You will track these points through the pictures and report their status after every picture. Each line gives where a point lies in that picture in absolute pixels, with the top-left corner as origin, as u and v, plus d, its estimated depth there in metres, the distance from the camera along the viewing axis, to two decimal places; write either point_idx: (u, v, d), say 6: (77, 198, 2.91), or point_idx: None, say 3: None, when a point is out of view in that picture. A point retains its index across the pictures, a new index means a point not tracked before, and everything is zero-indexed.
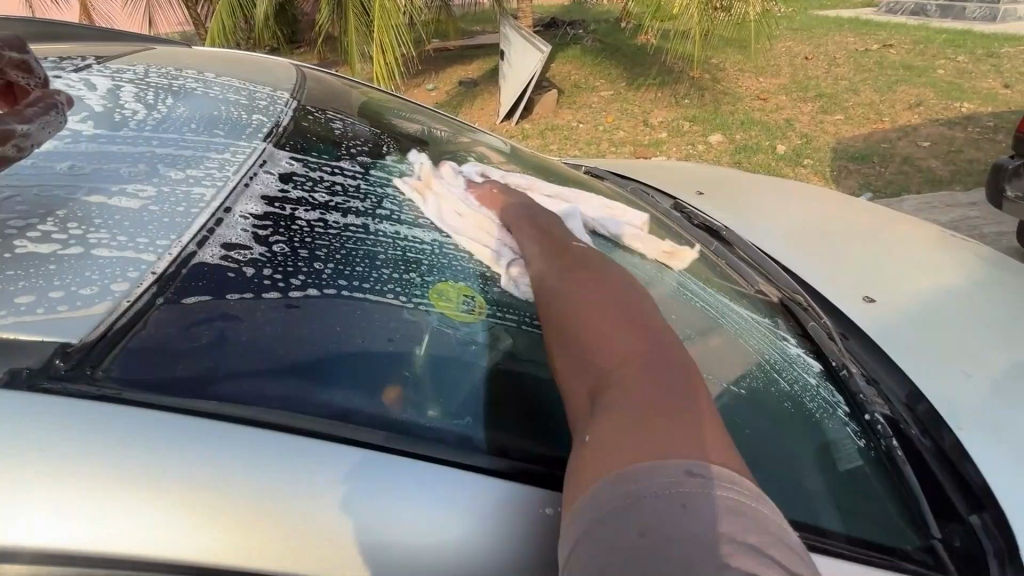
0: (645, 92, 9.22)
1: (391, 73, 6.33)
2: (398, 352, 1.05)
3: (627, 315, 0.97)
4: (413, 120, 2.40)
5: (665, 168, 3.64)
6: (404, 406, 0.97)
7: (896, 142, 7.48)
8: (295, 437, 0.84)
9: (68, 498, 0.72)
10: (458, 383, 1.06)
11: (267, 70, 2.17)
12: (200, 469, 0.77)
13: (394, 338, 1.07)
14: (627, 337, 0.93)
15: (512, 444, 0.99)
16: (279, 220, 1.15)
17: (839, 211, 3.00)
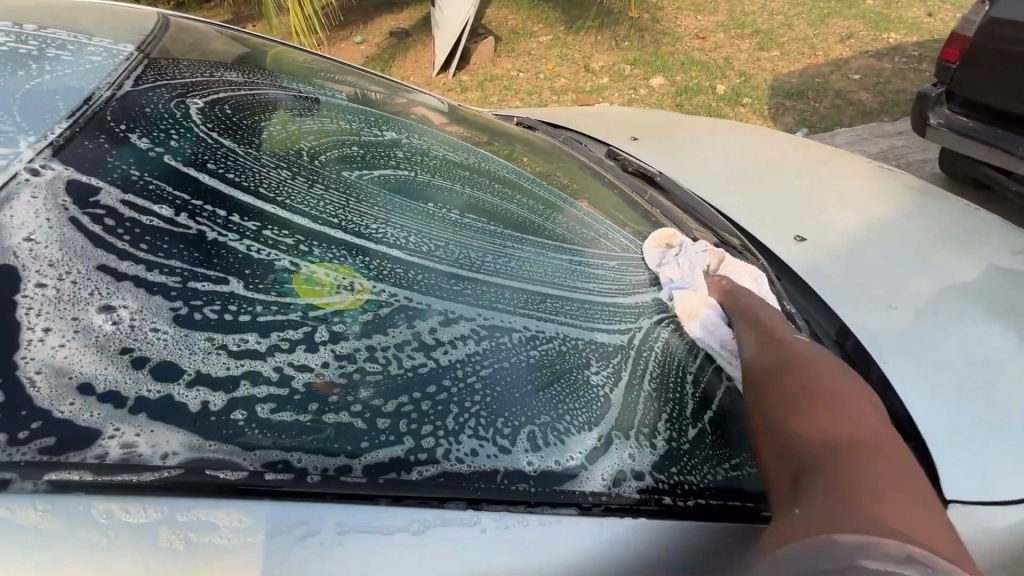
0: (584, 35, 8.88)
1: (311, 26, 5.77)
2: (280, 364, 0.76)
3: (841, 388, 0.93)
4: (342, 82, 2.10)
5: (603, 114, 3.46)
6: (276, 434, 0.71)
7: (830, 76, 7.54)
8: (114, 495, 0.64)
9: None
10: (371, 396, 0.77)
11: (117, 19, 1.82)
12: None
13: (271, 346, 0.77)
14: (833, 398, 0.90)
15: (425, 468, 0.75)
16: (104, 215, 0.86)
17: (776, 150, 2.94)
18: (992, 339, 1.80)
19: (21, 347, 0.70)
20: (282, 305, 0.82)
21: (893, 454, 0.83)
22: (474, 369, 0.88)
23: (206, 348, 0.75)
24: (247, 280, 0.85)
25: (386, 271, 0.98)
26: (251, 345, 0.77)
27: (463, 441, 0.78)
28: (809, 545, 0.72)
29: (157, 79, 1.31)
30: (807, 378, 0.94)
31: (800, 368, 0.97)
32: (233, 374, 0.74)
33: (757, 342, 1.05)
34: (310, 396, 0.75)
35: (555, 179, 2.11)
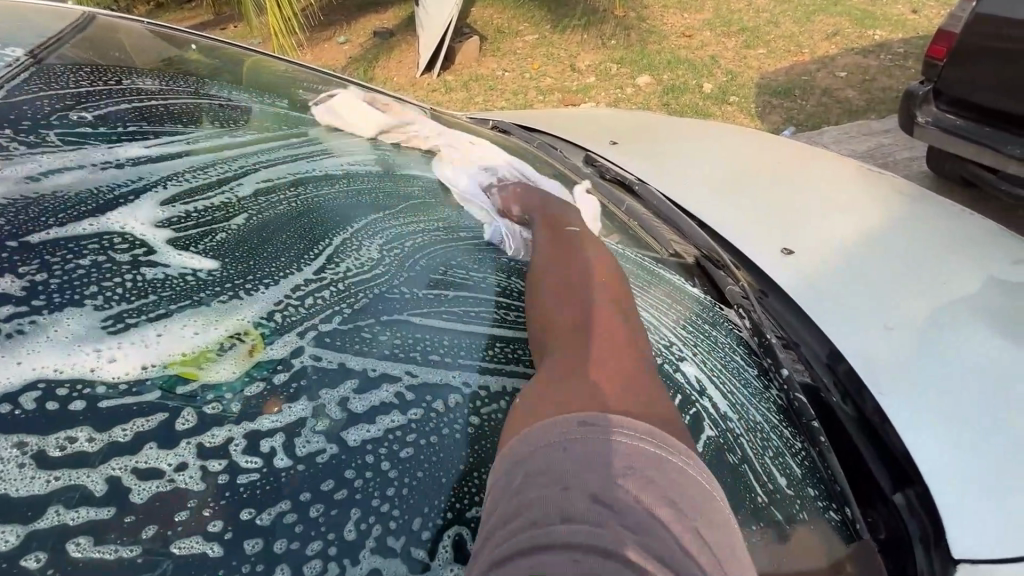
0: (569, 35, 8.74)
1: (289, 28, 5.58)
2: (115, 471, 0.57)
3: (613, 308, 0.87)
4: (327, 94, 1.95)
5: (584, 116, 3.32)
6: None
7: (817, 74, 7.45)
8: None
9: None
10: (239, 507, 0.59)
11: (26, 20, 1.62)
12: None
13: (106, 444, 0.59)
14: (598, 315, 0.84)
15: None
16: None
17: (760, 153, 2.80)
18: (998, 358, 1.64)
19: None
20: (138, 386, 0.65)
21: (633, 358, 0.77)
22: (391, 454, 0.70)
23: (8, 458, 0.56)
24: (91, 352, 0.66)
25: (288, 323, 0.80)
26: (80, 448, 0.58)
27: (363, 561, 0.60)
28: (532, 429, 0.62)
29: (43, 88, 1.12)
30: (584, 292, 0.90)
31: (580, 286, 0.92)
32: (41, 495, 0.55)
33: (564, 260, 1.01)
34: (153, 516, 0.56)
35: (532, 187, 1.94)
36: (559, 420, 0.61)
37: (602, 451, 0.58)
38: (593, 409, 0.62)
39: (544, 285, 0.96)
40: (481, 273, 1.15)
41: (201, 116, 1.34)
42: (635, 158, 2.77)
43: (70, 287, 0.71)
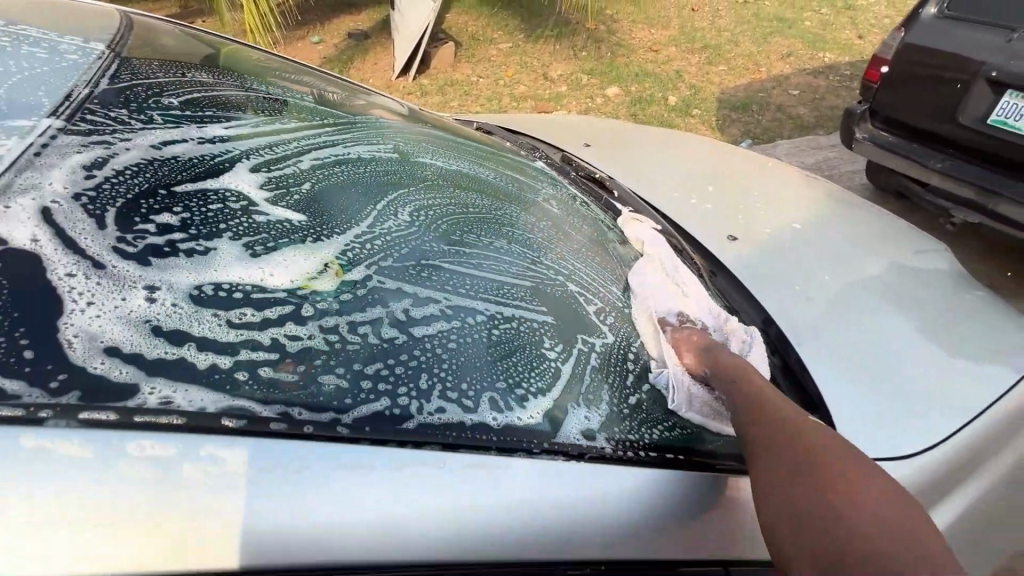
0: (543, 45, 9.16)
1: (268, 27, 5.75)
2: (274, 332, 0.84)
3: (845, 457, 1.00)
4: (303, 84, 2.19)
5: (561, 122, 3.67)
6: (268, 391, 0.78)
7: (771, 91, 8.07)
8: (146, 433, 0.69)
9: None
10: (352, 360, 0.87)
11: (77, 15, 1.82)
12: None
13: (262, 317, 0.85)
14: (843, 480, 0.96)
15: (401, 419, 0.85)
16: (101, 196, 0.91)
17: (713, 158, 3.22)
18: (893, 323, 2.06)
19: (61, 315, 0.74)
20: (278, 284, 0.91)
21: (889, 522, 0.89)
22: (441, 344, 0.99)
23: (210, 320, 0.81)
24: (244, 262, 0.91)
25: (358, 258, 1.09)
26: (249, 318, 0.84)
27: (433, 400, 0.89)
28: None
29: (134, 78, 1.36)
30: (811, 447, 1.01)
31: (811, 445, 1.02)
32: (234, 341, 0.81)
33: (764, 406, 1.10)
34: (306, 358, 0.84)
35: (517, 178, 2.27)
36: None
37: None
38: None
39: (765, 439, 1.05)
40: (488, 238, 1.46)
41: (253, 105, 1.61)
42: (607, 160, 3.13)
43: (210, 220, 0.97)
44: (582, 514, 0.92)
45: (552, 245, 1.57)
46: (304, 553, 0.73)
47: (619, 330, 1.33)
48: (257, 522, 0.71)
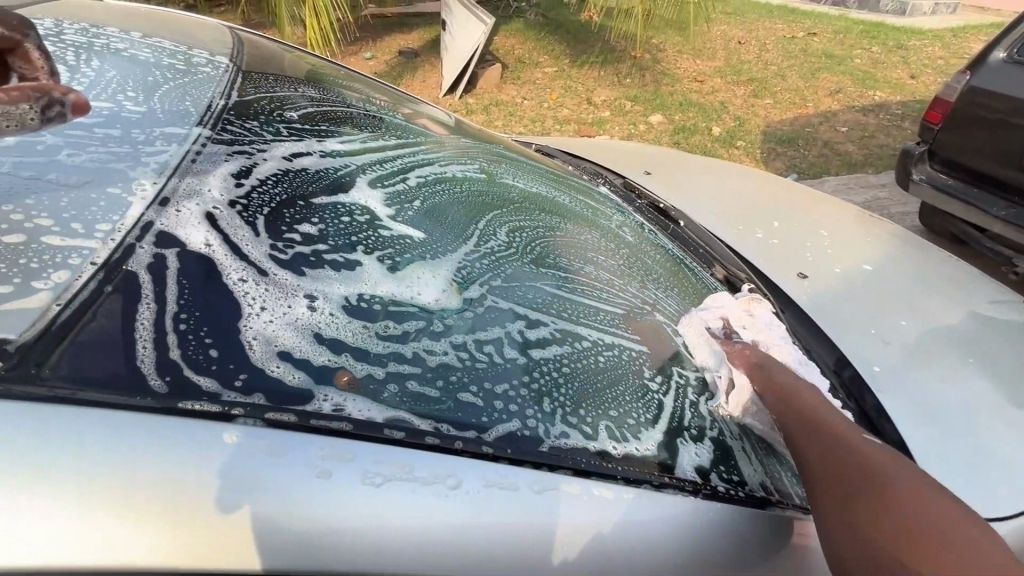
0: (588, 71, 9.27)
1: (327, 41, 5.98)
2: (415, 347, 0.88)
3: (885, 458, 0.98)
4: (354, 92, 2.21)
5: (618, 149, 3.69)
6: (414, 405, 0.81)
7: (819, 127, 7.96)
8: (314, 435, 0.72)
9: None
10: (483, 379, 0.89)
11: (194, 29, 1.94)
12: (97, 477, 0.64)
13: (403, 331, 0.89)
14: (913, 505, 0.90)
15: (532, 442, 0.86)
16: (255, 204, 0.97)
17: (776, 192, 3.18)
18: (976, 375, 1.98)
19: (242, 317, 0.80)
20: (414, 300, 0.94)
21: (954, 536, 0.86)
22: (558, 367, 1.00)
23: (359, 331, 0.85)
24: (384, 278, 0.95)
25: (476, 276, 1.11)
26: (393, 331, 0.88)
27: (556, 424, 0.90)
28: None
29: (258, 92, 1.44)
30: (855, 457, 0.98)
31: (871, 472, 0.96)
32: (383, 353, 0.85)
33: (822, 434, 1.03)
34: (445, 375, 0.86)
35: (588, 204, 2.30)
36: None
37: None
38: None
39: (822, 470, 0.99)
40: (580, 263, 1.47)
41: (356, 121, 1.68)
42: (667, 188, 3.13)
43: (347, 231, 1.02)
44: (673, 546, 0.89)
45: (639, 275, 1.57)
46: (387, 556, 0.71)
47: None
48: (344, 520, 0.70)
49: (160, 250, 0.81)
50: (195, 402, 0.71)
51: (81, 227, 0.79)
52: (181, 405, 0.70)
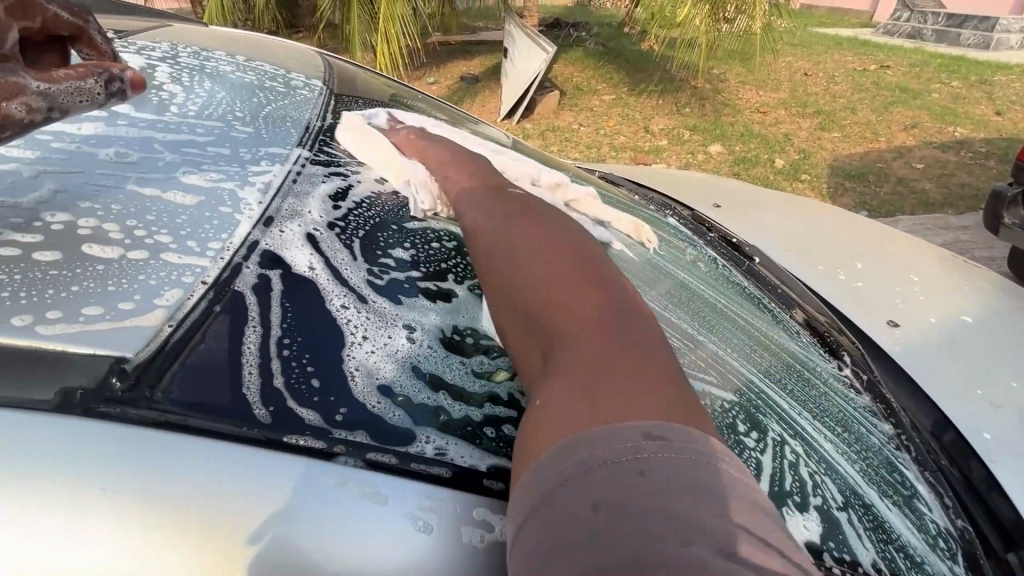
0: (646, 99, 9.23)
1: (394, 65, 6.24)
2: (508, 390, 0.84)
3: (591, 259, 0.88)
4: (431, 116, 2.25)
5: (683, 180, 3.58)
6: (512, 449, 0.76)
7: (892, 163, 7.53)
8: (417, 481, 0.67)
9: (83, 510, 0.57)
10: None
11: (289, 54, 2.04)
12: (185, 506, 0.59)
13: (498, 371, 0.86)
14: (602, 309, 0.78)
15: None
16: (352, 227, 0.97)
17: (858, 231, 2.98)
18: None
19: (345, 347, 0.79)
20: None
21: (649, 346, 0.75)
22: None
23: (455, 367, 0.83)
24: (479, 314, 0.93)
25: None
26: (487, 368, 0.85)
27: None
28: (572, 441, 0.61)
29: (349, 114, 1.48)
30: (577, 254, 0.88)
31: (586, 266, 0.86)
32: (480, 393, 0.82)
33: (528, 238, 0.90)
34: None
35: (660, 236, 2.23)
36: (597, 437, 0.60)
37: (673, 473, 0.58)
38: (624, 421, 0.62)
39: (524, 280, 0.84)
40: None
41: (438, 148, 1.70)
42: (738, 222, 3.00)
43: (440, 258, 1.00)
44: None
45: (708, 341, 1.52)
46: None
47: (773, 444, 1.24)
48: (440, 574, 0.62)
49: (265, 271, 0.82)
50: (294, 434, 0.67)
51: (195, 245, 0.81)
52: (281, 437, 0.66)
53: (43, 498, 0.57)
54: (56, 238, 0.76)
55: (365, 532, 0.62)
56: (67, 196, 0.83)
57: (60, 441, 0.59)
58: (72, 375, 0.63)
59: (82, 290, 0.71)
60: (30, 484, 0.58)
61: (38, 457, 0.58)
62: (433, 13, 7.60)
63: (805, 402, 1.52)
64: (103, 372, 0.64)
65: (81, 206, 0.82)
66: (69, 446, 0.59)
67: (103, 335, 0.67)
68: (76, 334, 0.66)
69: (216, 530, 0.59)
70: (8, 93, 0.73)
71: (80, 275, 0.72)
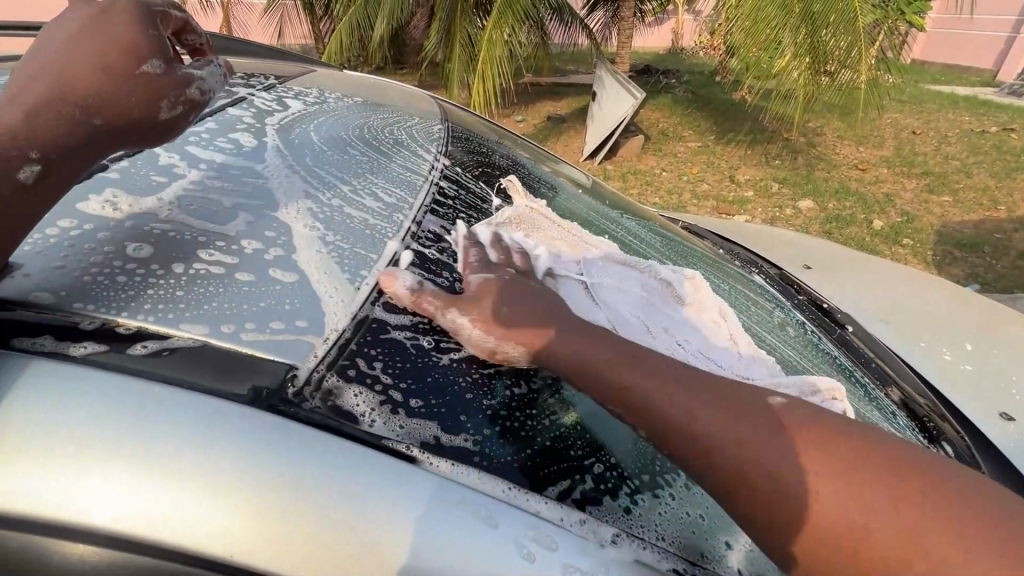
0: (734, 148, 9.06)
1: (487, 101, 6.60)
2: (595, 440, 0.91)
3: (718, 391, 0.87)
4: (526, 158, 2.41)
5: (771, 236, 3.49)
6: (601, 493, 0.83)
7: (1012, 234, 6.83)
8: (515, 510, 0.73)
9: (193, 478, 0.66)
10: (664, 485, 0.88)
11: (410, 98, 2.28)
12: (327, 505, 0.67)
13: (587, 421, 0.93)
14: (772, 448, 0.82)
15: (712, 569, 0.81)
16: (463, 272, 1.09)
17: (969, 307, 2.76)
18: None
19: (461, 378, 0.88)
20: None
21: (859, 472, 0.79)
22: None
23: (551, 412, 0.91)
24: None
25: None
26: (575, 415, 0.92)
27: (734, 553, 0.85)
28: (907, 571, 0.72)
29: (461, 158, 1.64)
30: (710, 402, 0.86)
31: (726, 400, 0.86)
32: (571, 437, 0.89)
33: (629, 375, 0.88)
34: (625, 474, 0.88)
35: (746, 295, 2.20)
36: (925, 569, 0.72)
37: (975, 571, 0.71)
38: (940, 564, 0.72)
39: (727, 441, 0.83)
40: None
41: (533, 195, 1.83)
42: (829, 286, 2.87)
43: None
44: None
45: None
46: None
47: None
48: None
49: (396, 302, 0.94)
50: (420, 452, 0.75)
51: (348, 274, 0.95)
52: (409, 453, 0.74)
53: (164, 463, 0.66)
54: (240, 257, 0.92)
55: (472, 559, 0.68)
56: (246, 221, 1.00)
57: (190, 418, 0.69)
58: (259, 373, 0.75)
59: (261, 304, 0.84)
60: (154, 449, 0.67)
61: (207, 439, 0.68)
62: (529, 56, 8.00)
63: None
64: (280, 374, 0.76)
65: (257, 231, 0.98)
66: (203, 423, 0.69)
67: (279, 344, 0.79)
68: (255, 340, 0.79)
69: (341, 530, 0.66)
70: (187, 82, 0.97)
71: (258, 290, 0.87)
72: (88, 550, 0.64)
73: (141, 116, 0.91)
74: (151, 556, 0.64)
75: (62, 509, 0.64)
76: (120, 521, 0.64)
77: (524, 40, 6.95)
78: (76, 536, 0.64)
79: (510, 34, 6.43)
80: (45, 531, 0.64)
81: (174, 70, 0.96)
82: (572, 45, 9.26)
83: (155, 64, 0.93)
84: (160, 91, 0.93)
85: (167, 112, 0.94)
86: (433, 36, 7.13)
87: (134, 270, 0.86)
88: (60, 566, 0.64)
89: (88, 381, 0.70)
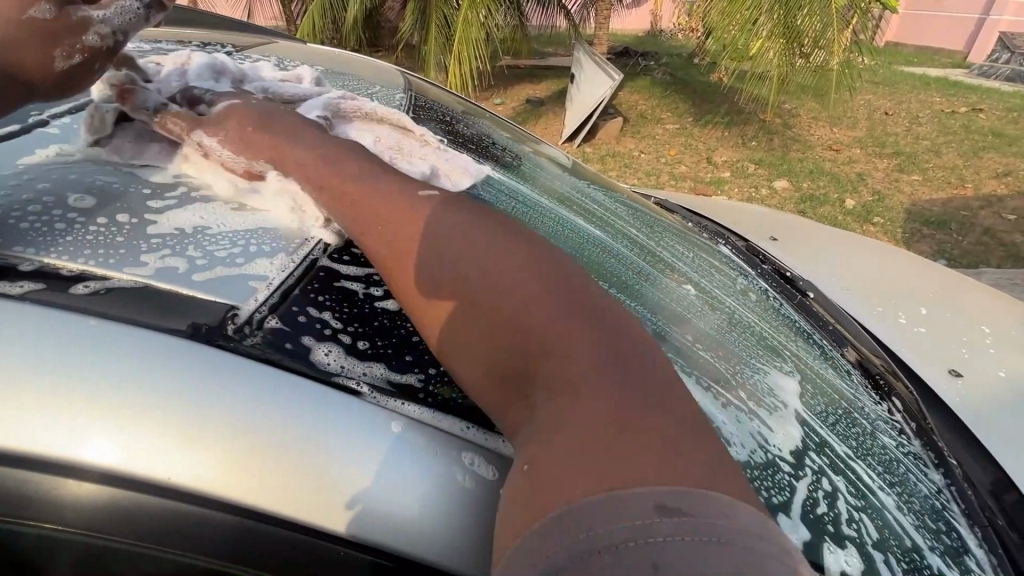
0: (710, 130, 9.13)
1: (464, 85, 6.54)
2: None
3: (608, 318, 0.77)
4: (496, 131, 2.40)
5: (741, 211, 3.54)
6: None
7: (977, 212, 7.04)
8: (464, 443, 0.76)
9: (147, 410, 0.67)
10: None
11: (374, 69, 2.26)
12: (279, 437, 0.69)
13: None
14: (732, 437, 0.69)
15: None
16: None
17: (927, 274, 2.86)
18: None
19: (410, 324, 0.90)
20: None
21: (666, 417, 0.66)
22: None
23: None
24: None
25: None
26: None
27: None
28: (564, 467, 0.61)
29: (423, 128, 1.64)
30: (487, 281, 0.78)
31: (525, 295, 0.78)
32: None
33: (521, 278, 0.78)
34: None
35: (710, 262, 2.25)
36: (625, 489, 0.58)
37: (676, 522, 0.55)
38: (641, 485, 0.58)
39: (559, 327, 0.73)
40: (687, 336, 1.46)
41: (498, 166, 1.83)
42: (794, 256, 2.95)
43: None
44: None
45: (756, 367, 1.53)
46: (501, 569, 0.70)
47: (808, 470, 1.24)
48: (479, 531, 0.71)
49: (344, 252, 0.95)
50: (367, 390, 0.77)
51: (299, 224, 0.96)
52: (356, 388, 0.76)
53: (117, 396, 0.67)
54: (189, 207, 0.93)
55: (420, 489, 0.71)
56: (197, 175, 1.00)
57: (143, 355, 0.70)
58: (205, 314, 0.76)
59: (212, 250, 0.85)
60: (107, 382, 0.68)
61: (163, 376, 0.69)
62: (506, 38, 7.90)
63: (846, 437, 1.48)
64: (222, 317, 0.76)
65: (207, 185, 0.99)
66: (155, 359, 0.70)
67: (228, 285, 0.81)
68: (206, 281, 0.81)
69: (293, 466, 0.68)
70: (82, 26, 0.92)
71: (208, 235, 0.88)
72: (42, 479, 0.65)
73: (38, 72, 0.90)
74: (108, 486, 0.65)
75: (18, 441, 0.65)
76: (75, 449, 0.65)
77: (501, 22, 6.89)
78: (28, 465, 0.65)
79: (485, 16, 6.36)
80: (2, 461, 0.65)
81: (68, 14, 0.91)
82: (551, 27, 9.17)
83: (42, 8, 0.90)
84: (53, 37, 0.90)
85: (65, 62, 0.91)
86: (408, 17, 7.00)
87: (77, 219, 0.86)
88: (19, 495, 0.65)
89: (37, 320, 0.70)
